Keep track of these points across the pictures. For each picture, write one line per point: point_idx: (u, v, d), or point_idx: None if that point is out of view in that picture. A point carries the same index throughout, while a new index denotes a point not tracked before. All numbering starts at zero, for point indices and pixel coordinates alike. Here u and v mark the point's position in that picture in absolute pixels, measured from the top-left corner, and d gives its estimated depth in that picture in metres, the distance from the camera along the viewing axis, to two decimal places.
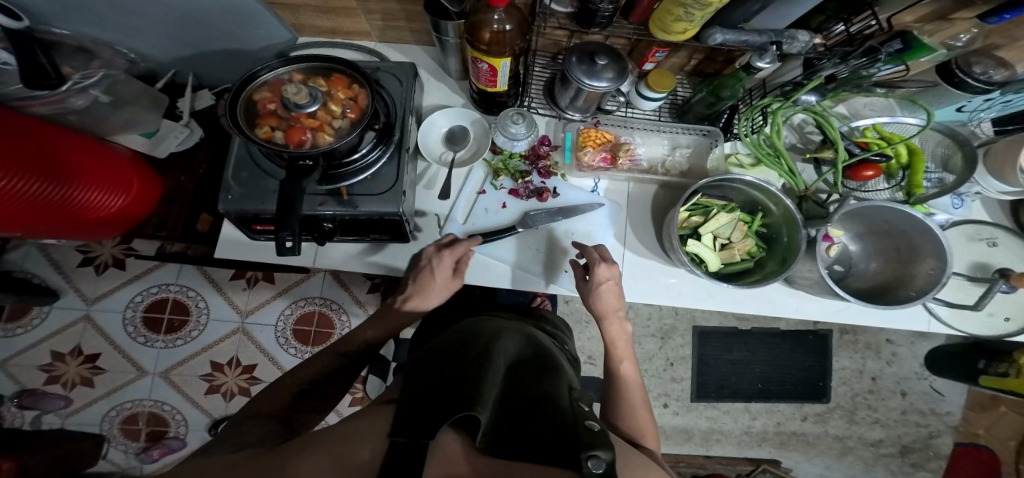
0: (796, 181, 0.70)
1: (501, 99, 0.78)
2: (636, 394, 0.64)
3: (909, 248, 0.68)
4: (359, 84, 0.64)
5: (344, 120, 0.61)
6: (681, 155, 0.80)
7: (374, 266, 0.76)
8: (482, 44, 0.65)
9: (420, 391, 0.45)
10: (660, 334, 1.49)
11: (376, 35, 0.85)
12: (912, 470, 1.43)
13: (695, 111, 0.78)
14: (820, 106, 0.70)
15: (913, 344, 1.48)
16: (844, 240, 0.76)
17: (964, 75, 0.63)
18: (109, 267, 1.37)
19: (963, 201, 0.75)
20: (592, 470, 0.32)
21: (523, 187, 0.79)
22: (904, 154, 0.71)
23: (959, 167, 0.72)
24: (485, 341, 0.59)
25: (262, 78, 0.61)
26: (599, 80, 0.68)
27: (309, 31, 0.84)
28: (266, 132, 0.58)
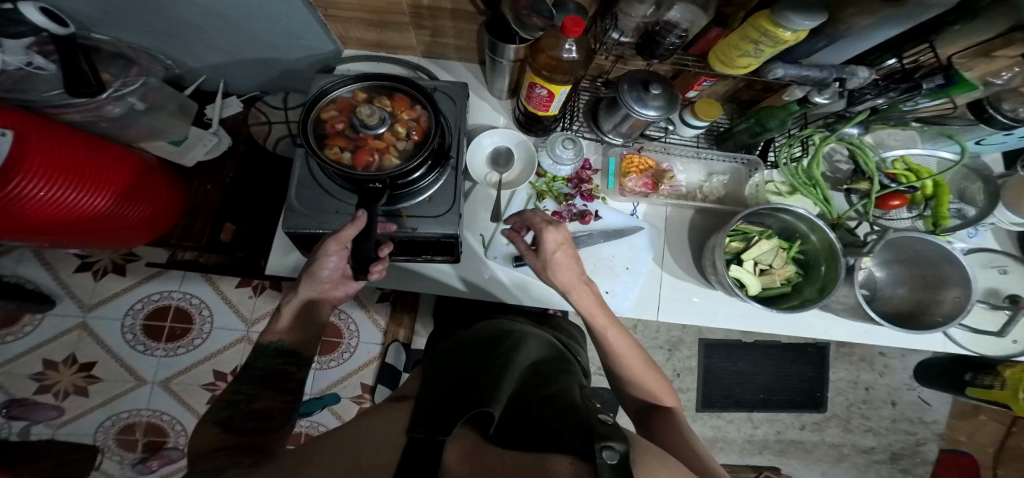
0: (830, 209, 0.75)
1: (546, 121, 0.77)
2: (638, 360, 0.64)
3: (934, 277, 0.72)
4: (423, 106, 0.62)
5: (409, 142, 0.60)
6: (717, 182, 0.83)
7: (420, 286, 0.76)
8: (545, 70, 0.62)
9: (437, 390, 0.46)
10: (668, 346, 1.53)
11: (420, 51, 0.82)
12: (901, 475, 1.51)
13: (736, 140, 0.81)
14: (861, 140, 0.74)
15: (904, 356, 1.55)
16: (872, 267, 0.78)
17: (994, 112, 0.67)
18: (108, 273, 1.29)
19: (977, 232, 0.81)
20: (607, 462, 0.33)
21: (565, 209, 0.80)
22: (930, 187, 0.76)
23: (980, 201, 0.77)
24: (504, 339, 0.61)
25: (330, 95, 0.60)
26: (648, 108, 0.68)
27: (354, 43, 0.80)
28: (334, 153, 0.58)
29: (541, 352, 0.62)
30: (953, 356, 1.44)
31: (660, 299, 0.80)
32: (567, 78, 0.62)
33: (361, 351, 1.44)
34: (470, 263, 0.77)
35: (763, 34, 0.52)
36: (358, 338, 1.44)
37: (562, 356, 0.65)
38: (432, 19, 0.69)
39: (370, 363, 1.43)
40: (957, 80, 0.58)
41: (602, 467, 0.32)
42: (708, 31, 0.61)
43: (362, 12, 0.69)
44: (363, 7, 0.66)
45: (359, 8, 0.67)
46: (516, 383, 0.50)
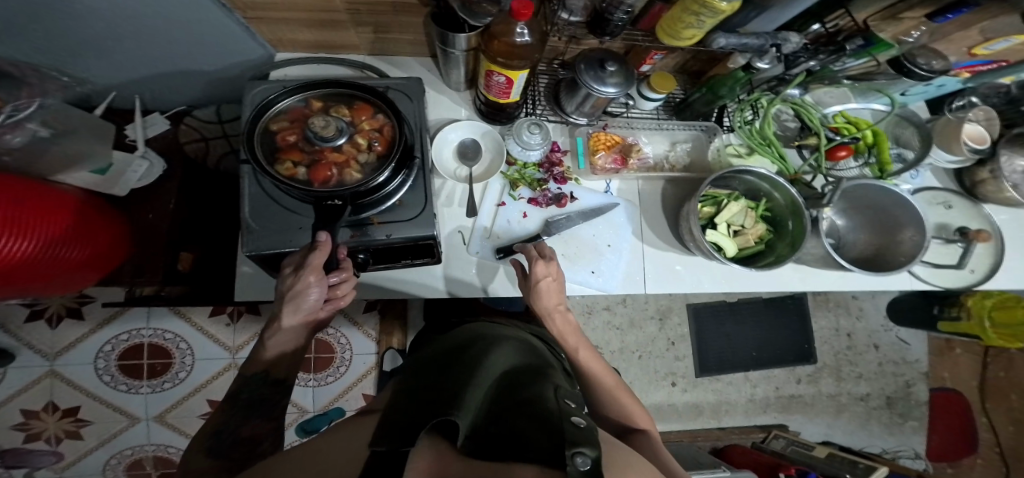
0: (787, 166, 0.77)
1: (511, 108, 0.75)
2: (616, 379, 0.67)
3: (890, 218, 0.75)
4: (384, 113, 0.57)
5: (371, 154, 0.55)
6: (682, 150, 0.85)
7: (404, 291, 0.72)
8: (499, 57, 0.60)
9: (406, 402, 0.46)
10: (658, 315, 1.58)
11: (366, 48, 0.76)
12: (901, 419, 1.57)
13: (694, 108, 0.83)
14: (802, 99, 0.77)
15: (875, 297, 1.61)
16: (832, 216, 0.80)
17: (911, 66, 0.69)
18: (64, 319, 1.22)
19: (920, 174, 0.84)
20: (578, 468, 0.29)
21: (541, 195, 0.80)
22: (870, 136, 0.79)
23: (916, 144, 0.80)
24: (472, 348, 0.60)
25: (279, 106, 0.55)
26: (607, 86, 0.69)
27: (291, 45, 0.73)
28: (289, 169, 0.52)
29: (512, 359, 0.61)
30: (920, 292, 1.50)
31: (645, 272, 0.82)
32: (524, 63, 0.60)
33: (357, 362, 1.45)
34: (454, 264, 0.74)
35: (705, 8, 0.54)
36: (350, 350, 1.45)
37: (541, 360, 0.64)
38: (372, 13, 0.63)
39: (369, 374, 1.44)
40: (874, 41, 0.64)
41: (573, 472, 0.29)
42: (653, 6, 0.62)
43: (289, 12, 0.62)
44: (290, 5, 0.60)
45: (287, 7, 0.61)
46: (488, 390, 0.49)
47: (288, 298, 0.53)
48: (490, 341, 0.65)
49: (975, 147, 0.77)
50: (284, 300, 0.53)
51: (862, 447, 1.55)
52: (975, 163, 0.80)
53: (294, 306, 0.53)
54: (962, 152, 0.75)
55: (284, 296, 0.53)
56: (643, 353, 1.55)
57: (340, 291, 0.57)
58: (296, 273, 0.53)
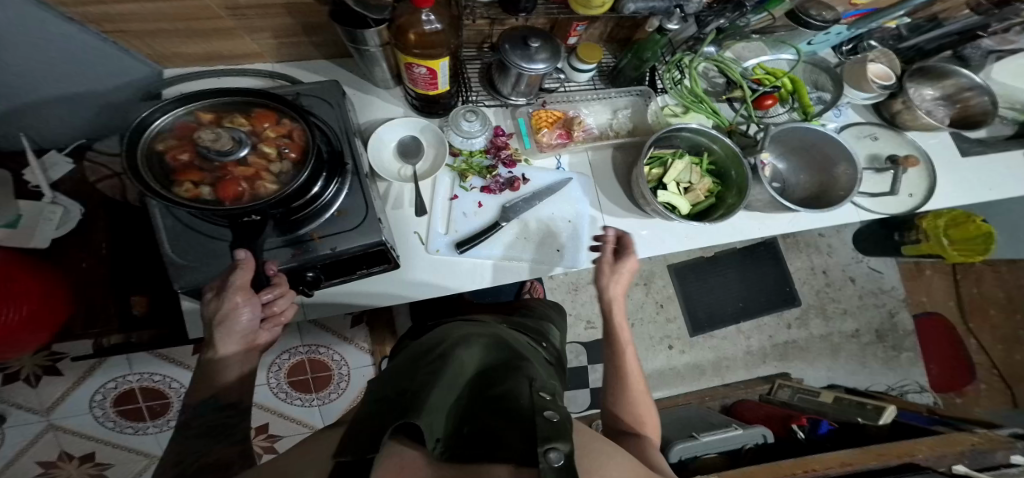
0: (721, 119, 0.81)
1: (445, 99, 0.75)
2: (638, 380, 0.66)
3: (823, 157, 0.78)
4: (290, 117, 0.55)
5: (285, 162, 0.53)
6: (624, 116, 0.86)
7: (369, 301, 0.70)
8: (415, 49, 0.59)
9: (373, 407, 0.45)
10: (643, 281, 1.61)
11: (270, 55, 0.72)
12: (895, 352, 1.58)
13: (625, 75, 0.84)
14: (721, 55, 0.81)
15: (840, 232, 1.64)
16: (772, 162, 0.81)
17: (806, 18, 0.74)
18: (41, 376, 1.16)
19: (841, 112, 0.85)
20: (552, 464, 0.32)
21: (493, 182, 0.79)
22: (789, 84, 0.81)
23: (830, 85, 0.83)
24: (441, 348, 0.60)
25: (158, 124, 0.50)
26: (537, 62, 0.71)
27: (178, 59, 0.67)
28: (189, 191, 0.49)
29: (482, 352, 0.61)
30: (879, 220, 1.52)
31: None
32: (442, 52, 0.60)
33: (355, 376, 1.50)
34: (416, 264, 0.73)
35: None
36: (346, 364, 1.47)
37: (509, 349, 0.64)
38: (265, 18, 0.60)
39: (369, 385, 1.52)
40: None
41: (547, 469, 0.31)
42: None
43: (168, 22, 0.56)
44: (161, 16, 0.54)
45: (165, 18, 0.55)
46: (457, 384, 0.49)
47: (217, 323, 0.51)
48: (459, 339, 0.64)
49: (884, 84, 0.80)
50: (213, 326, 0.51)
51: (868, 386, 1.55)
52: (886, 98, 0.83)
53: (226, 331, 0.51)
54: (872, 89, 0.79)
55: (211, 320, 0.51)
56: (636, 321, 1.59)
57: (275, 308, 0.55)
58: (219, 296, 0.51)
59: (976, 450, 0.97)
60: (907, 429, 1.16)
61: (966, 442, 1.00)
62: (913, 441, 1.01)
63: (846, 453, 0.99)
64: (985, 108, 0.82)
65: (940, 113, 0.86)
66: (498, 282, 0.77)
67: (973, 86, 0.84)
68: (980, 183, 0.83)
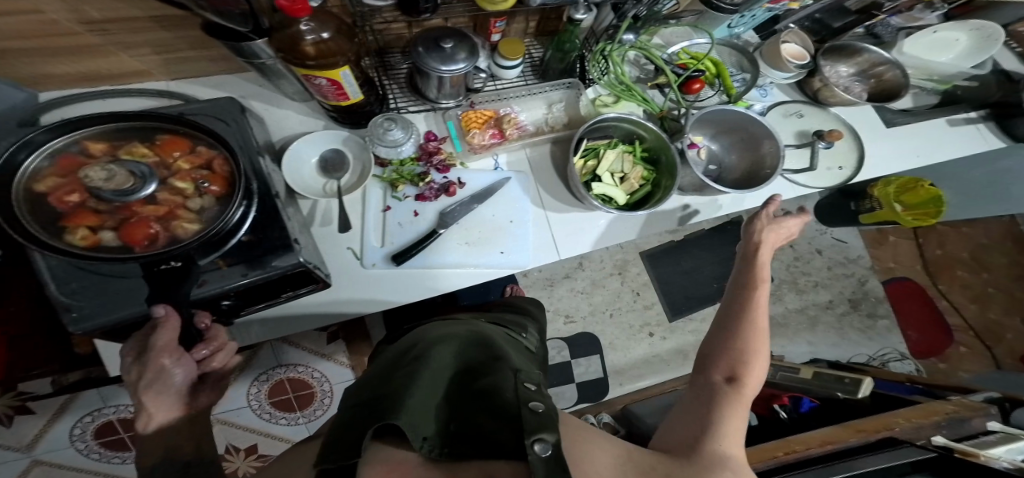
0: (652, 106, 0.83)
1: (364, 108, 0.75)
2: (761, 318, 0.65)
3: (750, 135, 0.80)
4: (205, 145, 0.56)
5: (207, 197, 0.54)
6: (559, 110, 0.86)
7: (300, 321, 0.69)
8: (308, 61, 0.58)
9: (348, 411, 0.44)
10: (617, 270, 1.67)
11: (161, 73, 0.74)
12: (870, 320, 1.56)
13: (553, 68, 0.85)
14: (643, 41, 0.84)
15: None
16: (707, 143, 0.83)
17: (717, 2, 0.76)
18: (14, 417, 1.10)
19: (766, 92, 0.87)
20: (539, 455, 0.35)
21: (427, 189, 0.78)
22: (712, 67, 0.84)
23: (749, 66, 0.85)
24: (415, 348, 0.60)
25: (32, 164, 0.48)
26: (456, 62, 0.71)
27: (55, 82, 0.67)
28: (86, 236, 0.48)
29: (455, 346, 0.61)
30: (836, 188, 1.49)
31: (555, 237, 0.82)
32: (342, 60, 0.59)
33: (339, 391, 1.48)
34: (350, 280, 0.72)
35: None
36: (328, 381, 1.46)
37: (479, 342, 0.63)
38: (137, 33, 0.62)
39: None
40: None
41: (535, 461, 0.34)
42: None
43: (31, 39, 0.56)
44: (9, 34, 0.54)
45: (16, 35, 0.55)
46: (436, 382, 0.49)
47: (142, 389, 0.43)
48: (431, 336, 0.64)
49: (800, 63, 0.82)
50: (138, 392, 0.43)
51: (849, 358, 1.52)
52: (806, 76, 0.84)
53: (157, 394, 0.44)
54: (789, 68, 0.82)
55: (137, 387, 0.43)
56: (614, 311, 1.64)
57: (216, 364, 0.52)
58: (140, 361, 0.44)
59: (953, 419, 0.96)
60: (890, 400, 1.14)
61: (943, 411, 0.99)
62: (892, 417, 0.99)
63: (829, 432, 0.98)
64: (899, 80, 0.84)
65: (857, 88, 0.87)
66: (443, 290, 0.75)
67: (884, 61, 0.85)
68: (910, 152, 0.85)
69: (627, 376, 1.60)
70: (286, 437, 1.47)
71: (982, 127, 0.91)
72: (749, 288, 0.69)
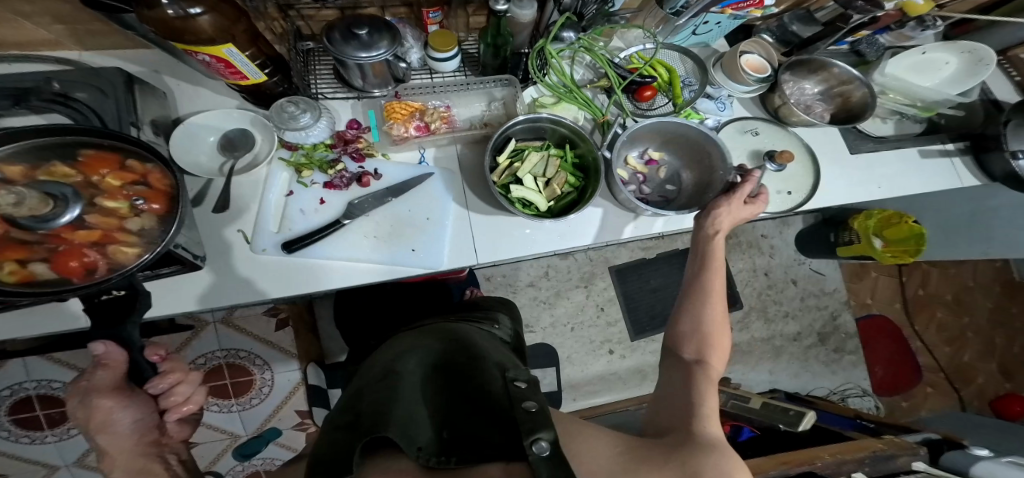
0: (593, 109, 0.77)
1: (271, 90, 0.71)
2: (720, 307, 0.60)
3: (704, 152, 0.76)
4: (138, 159, 0.53)
5: (146, 215, 0.52)
6: (498, 108, 0.83)
7: (171, 309, 0.64)
8: (187, 36, 0.54)
9: (330, 428, 0.45)
10: (583, 282, 1.60)
11: (73, 43, 0.71)
12: (836, 356, 1.47)
13: (488, 64, 0.80)
14: (586, 40, 0.76)
15: (783, 233, 1.51)
16: (663, 158, 0.81)
17: None
18: None
19: (724, 105, 0.80)
20: (539, 455, 0.36)
21: (337, 177, 0.73)
22: (666, 74, 0.79)
23: (700, 76, 0.81)
24: (387, 363, 0.57)
25: None
26: (376, 49, 0.66)
27: None
28: (14, 271, 0.45)
29: (428, 351, 0.61)
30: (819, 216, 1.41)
31: (475, 240, 0.75)
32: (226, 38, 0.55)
33: (281, 380, 1.39)
34: (242, 266, 0.67)
35: None
36: (271, 379, 1.38)
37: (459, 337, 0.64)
38: (37, 2, 0.59)
39: (296, 391, 1.41)
40: None
41: (536, 460, 0.36)
42: None
43: None
44: None
45: None
46: (419, 394, 0.49)
47: (96, 430, 0.49)
48: (395, 353, 0.62)
49: (759, 76, 0.75)
50: (93, 433, 0.49)
51: (810, 391, 1.44)
52: (766, 91, 0.78)
53: (108, 434, 0.49)
54: (746, 80, 0.75)
55: (91, 429, 0.48)
56: (575, 325, 1.57)
57: (176, 398, 0.53)
58: (84, 404, 0.48)
59: (876, 457, 0.87)
60: (829, 433, 1.07)
61: (868, 448, 0.90)
62: (817, 449, 0.91)
63: (753, 462, 0.90)
64: (865, 100, 0.77)
65: (818, 109, 0.81)
66: (351, 284, 0.70)
67: (852, 79, 0.78)
68: (870, 183, 0.78)
69: (581, 392, 1.54)
70: (217, 426, 1.39)
71: (958, 161, 0.83)
72: (704, 276, 0.62)
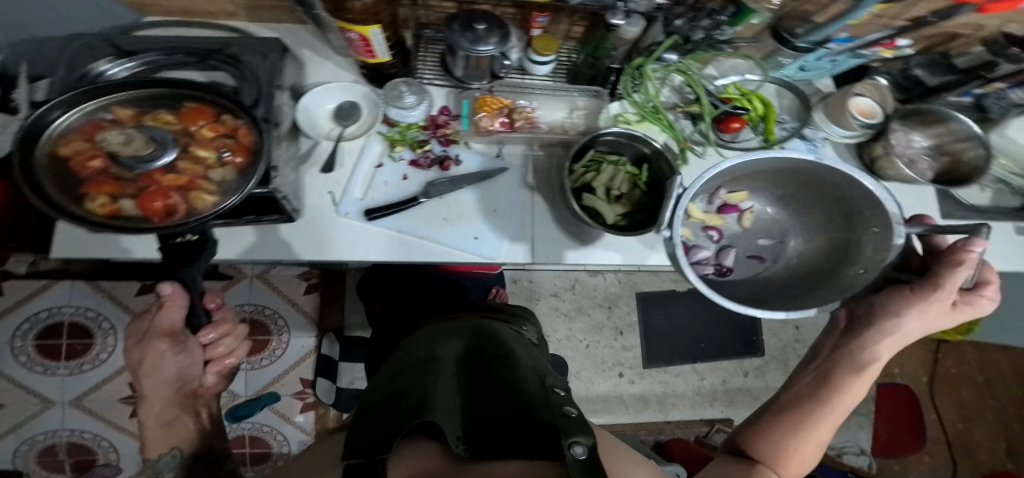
0: (676, 134, 0.76)
1: (387, 70, 0.73)
2: (832, 418, 0.50)
3: (822, 204, 0.62)
4: (228, 114, 0.56)
5: (226, 168, 0.54)
6: (578, 117, 0.81)
7: (252, 254, 0.66)
8: (348, 14, 0.59)
9: (367, 413, 0.44)
10: (607, 303, 1.59)
11: (243, 15, 0.73)
12: (845, 414, 1.46)
13: (581, 73, 0.81)
14: (687, 64, 0.76)
15: None
16: (757, 205, 0.74)
17: (786, 36, 0.73)
18: None
19: (815, 147, 0.81)
20: (576, 458, 0.31)
21: (423, 157, 0.75)
22: (760, 108, 0.77)
23: (801, 115, 0.80)
24: (426, 355, 0.58)
25: (61, 124, 0.50)
26: (486, 45, 0.66)
27: (155, 11, 0.69)
28: (105, 205, 0.48)
29: (466, 348, 0.62)
30: None
31: (534, 239, 0.75)
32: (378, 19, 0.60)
33: (294, 346, 1.39)
34: (319, 223, 0.69)
35: None
36: (285, 345, 1.38)
37: (492, 341, 0.63)
38: None
39: (307, 358, 1.39)
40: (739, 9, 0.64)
41: (572, 463, 0.30)
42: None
43: None
44: None
45: None
46: (454, 385, 0.49)
47: (149, 367, 0.55)
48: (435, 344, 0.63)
49: (868, 121, 0.76)
50: (146, 370, 0.55)
51: None
52: (869, 139, 0.79)
53: (160, 369, 0.55)
54: (851, 125, 0.76)
55: (139, 370, 0.55)
56: (589, 342, 1.56)
57: (220, 349, 0.61)
58: (144, 344, 0.55)
59: None
60: None
61: None
62: None
63: None
64: (978, 162, 0.75)
65: (923, 164, 0.80)
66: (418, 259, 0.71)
67: (968, 137, 0.76)
68: None
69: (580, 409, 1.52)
70: None
71: None
72: (842, 377, 0.50)
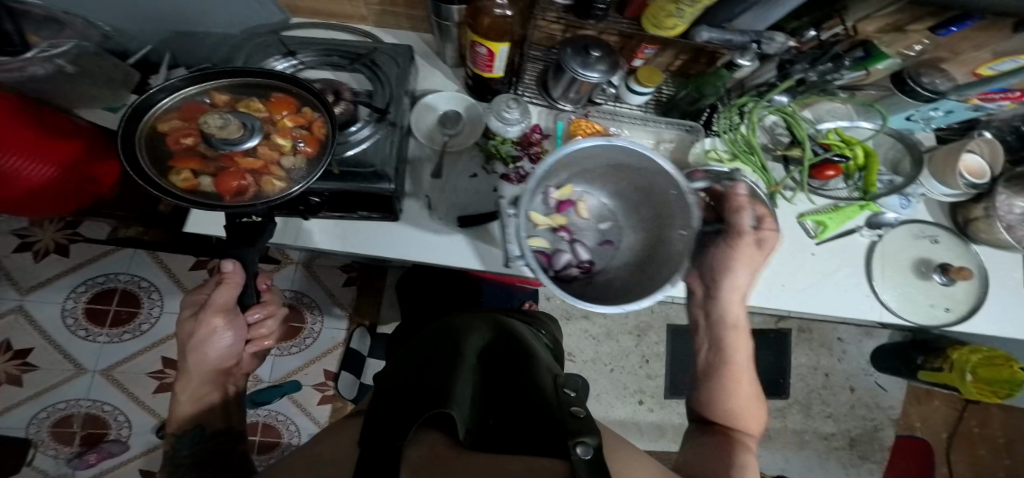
0: (768, 177, 0.81)
1: (495, 85, 0.77)
2: (750, 383, 0.64)
3: (640, 189, 0.67)
4: (309, 106, 0.56)
5: (297, 157, 0.54)
6: (665, 149, 0.85)
7: (343, 246, 0.70)
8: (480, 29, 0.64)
9: (389, 394, 0.45)
10: (637, 331, 1.61)
11: (371, 20, 0.78)
12: (859, 462, 1.47)
13: (678, 108, 0.84)
14: (793, 107, 0.80)
15: (859, 342, 1.53)
16: (585, 195, 0.75)
17: (914, 84, 0.74)
18: (49, 254, 1.19)
19: (908, 202, 0.83)
20: (582, 458, 0.32)
21: (513, 173, 0.77)
22: (862, 157, 0.81)
23: (907, 170, 0.83)
24: (448, 343, 0.59)
25: (163, 103, 0.51)
26: (592, 71, 0.69)
27: (303, 12, 0.76)
28: (187, 179, 0.49)
29: (488, 345, 0.62)
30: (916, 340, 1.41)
31: None
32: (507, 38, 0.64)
33: (325, 336, 1.40)
34: (405, 224, 0.72)
35: None
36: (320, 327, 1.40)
37: (514, 341, 0.64)
38: None
39: (334, 350, 1.39)
40: (873, 51, 0.68)
41: (577, 462, 0.32)
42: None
43: None
44: None
45: None
46: (473, 379, 0.49)
47: (192, 346, 0.56)
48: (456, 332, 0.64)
49: (974, 181, 0.81)
50: (189, 350, 0.56)
51: None
52: (971, 199, 0.83)
53: (203, 349, 0.56)
54: (958, 185, 0.79)
55: (186, 346, 0.56)
56: (614, 366, 1.58)
57: (262, 330, 0.63)
58: (196, 319, 0.57)
59: None
60: None
61: None
62: None
63: None
64: None
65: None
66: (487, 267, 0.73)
67: None
68: None
69: None
70: None
71: None
72: (727, 348, 0.65)
